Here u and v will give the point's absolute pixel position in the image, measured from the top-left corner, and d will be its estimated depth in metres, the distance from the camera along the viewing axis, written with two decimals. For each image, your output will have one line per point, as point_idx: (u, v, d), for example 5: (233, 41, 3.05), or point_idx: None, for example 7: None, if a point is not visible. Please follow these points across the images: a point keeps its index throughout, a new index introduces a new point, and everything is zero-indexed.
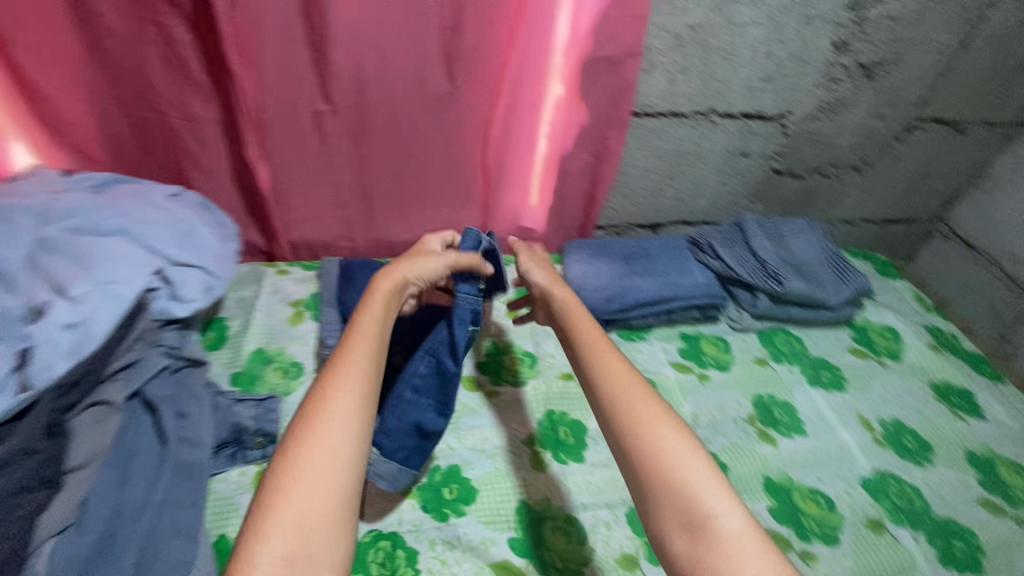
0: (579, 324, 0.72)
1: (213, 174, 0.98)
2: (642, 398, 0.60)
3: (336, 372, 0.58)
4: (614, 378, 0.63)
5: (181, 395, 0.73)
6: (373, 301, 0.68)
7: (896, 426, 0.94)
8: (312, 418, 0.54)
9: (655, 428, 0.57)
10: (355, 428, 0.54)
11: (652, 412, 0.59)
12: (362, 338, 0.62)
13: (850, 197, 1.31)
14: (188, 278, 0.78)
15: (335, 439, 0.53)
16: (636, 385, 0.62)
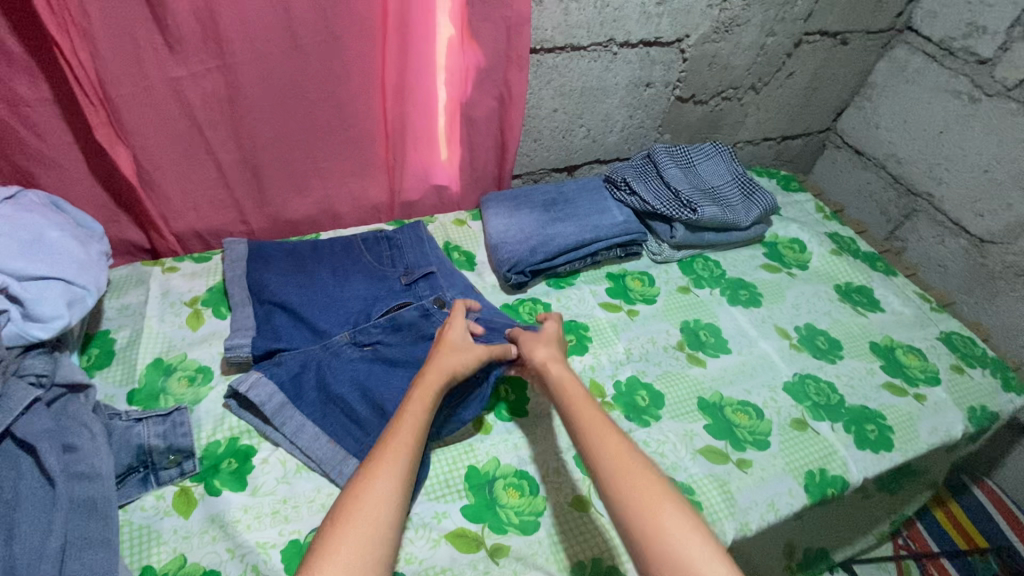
0: (573, 398, 0.67)
1: (60, 167, 0.84)
2: (642, 478, 0.58)
3: (372, 465, 0.57)
4: (612, 456, 0.60)
5: (65, 427, 0.64)
6: (415, 390, 0.66)
7: (810, 330, 1.01)
8: (342, 517, 0.53)
9: (660, 513, 0.55)
10: (386, 525, 0.54)
11: (654, 496, 0.56)
12: (402, 427, 0.61)
13: (750, 117, 1.35)
14: (43, 292, 0.66)
15: (363, 536, 0.52)
16: (638, 462, 0.60)
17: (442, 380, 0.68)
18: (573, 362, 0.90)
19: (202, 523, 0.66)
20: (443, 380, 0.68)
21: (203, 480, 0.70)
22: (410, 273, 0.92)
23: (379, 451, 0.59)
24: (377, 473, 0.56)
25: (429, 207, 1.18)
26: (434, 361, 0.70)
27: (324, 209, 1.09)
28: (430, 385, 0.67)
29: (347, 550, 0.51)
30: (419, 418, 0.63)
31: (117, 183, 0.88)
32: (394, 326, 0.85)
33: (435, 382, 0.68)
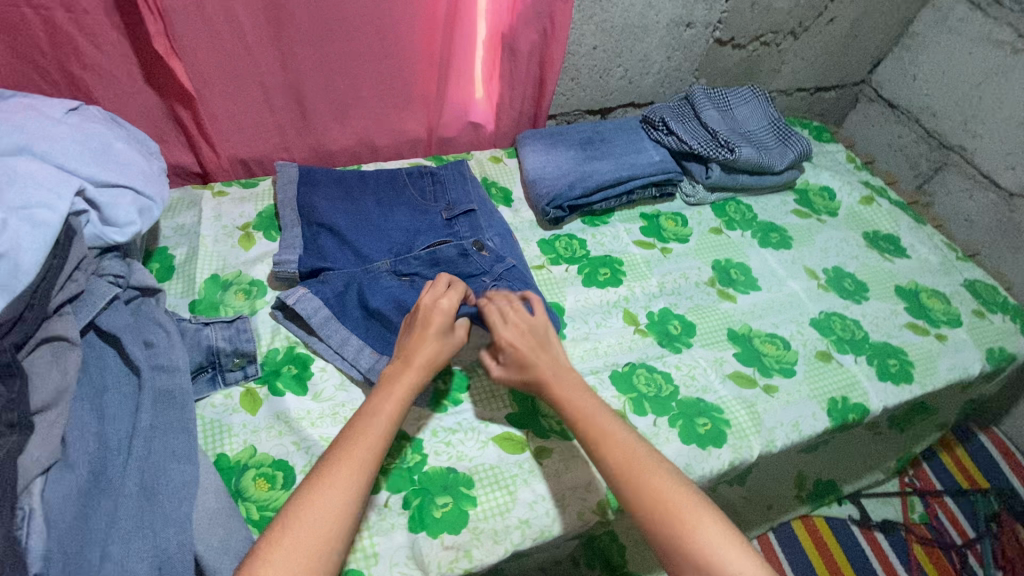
0: (570, 401, 0.70)
1: (114, 83, 0.86)
2: (652, 477, 0.62)
3: (330, 471, 0.57)
4: (618, 459, 0.64)
5: (142, 325, 0.68)
6: (386, 390, 0.65)
7: (837, 272, 1.04)
8: (292, 527, 0.53)
9: (674, 506, 0.60)
10: (335, 530, 0.54)
11: (664, 491, 0.61)
12: (368, 432, 0.60)
13: (787, 64, 1.34)
14: (117, 199, 0.69)
15: (309, 546, 0.52)
16: (645, 462, 0.63)
17: (420, 376, 0.67)
18: (608, 293, 0.93)
19: (269, 420, 0.71)
20: (421, 379, 0.66)
21: (266, 382, 0.75)
22: (451, 209, 0.95)
23: (339, 455, 0.58)
24: (332, 481, 0.56)
25: (464, 145, 1.20)
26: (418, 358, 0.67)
27: (362, 141, 1.10)
28: (404, 384, 0.65)
29: (290, 556, 0.51)
30: (386, 421, 0.62)
31: (169, 102, 0.90)
32: (434, 260, 0.87)
33: (414, 377, 0.66)
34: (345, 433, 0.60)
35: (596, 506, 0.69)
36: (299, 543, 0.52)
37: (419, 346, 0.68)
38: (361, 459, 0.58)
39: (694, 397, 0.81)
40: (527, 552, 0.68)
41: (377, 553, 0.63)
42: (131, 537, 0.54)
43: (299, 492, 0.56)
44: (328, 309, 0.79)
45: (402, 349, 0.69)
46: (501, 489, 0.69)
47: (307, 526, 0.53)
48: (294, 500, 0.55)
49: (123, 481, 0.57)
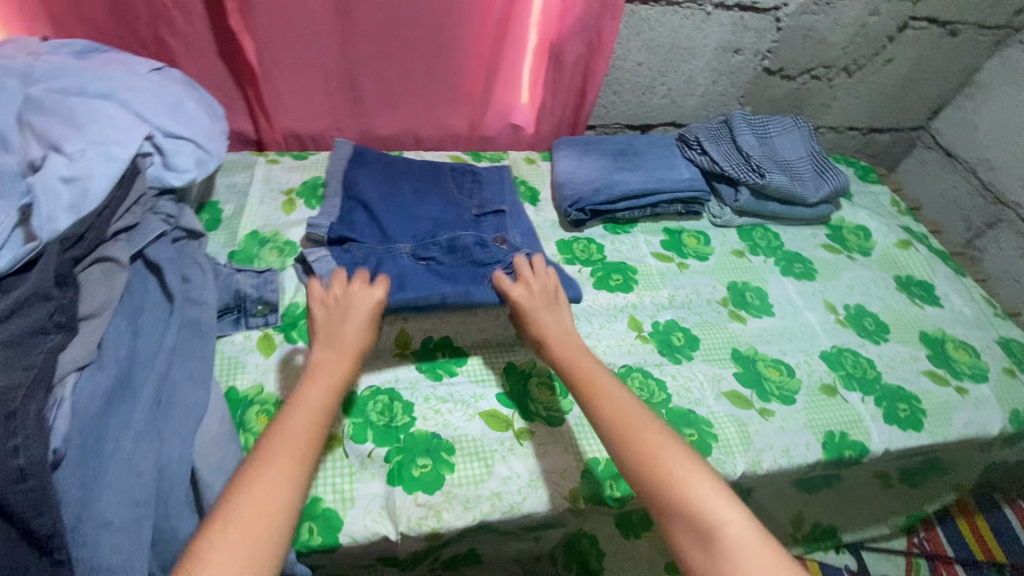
0: (568, 358, 0.72)
1: (196, 52, 0.96)
2: (645, 431, 0.62)
3: (269, 456, 0.55)
4: (612, 412, 0.64)
5: (183, 261, 0.76)
6: (315, 381, 0.64)
7: (859, 310, 1.01)
8: (236, 507, 0.51)
9: (664, 458, 0.59)
10: (282, 510, 0.52)
11: (656, 444, 0.60)
12: (301, 418, 0.60)
13: (838, 101, 1.32)
14: (180, 149, 0.78)
15: (257, 525, 0.50)
16: (638, 417, 0.63)
17: (351, 362, 0.68)
18: (617, 298, 0.95)
19: (280, 365, 0.78)
20: (352, 364, 0.68)
21: (283, 331, 0.81)
22: (482, 207, 0.98)
23: (275, 441, 0.57)
24: (273, 462, 0.55)
25: (504, 145, 1.25)
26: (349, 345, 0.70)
27: (409, 130, 1.18)
28: (332, 370, 0.66)
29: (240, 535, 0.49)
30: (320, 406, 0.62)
31: (240, 74, 1.00)
32: (451, 248, 0.89)
33: (344, 365, 0.68)
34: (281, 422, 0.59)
35: (568, 493, 0.72)
36: (246, 524, 0.50)
37: (346, 328, 0.71)
38: (299, 444, 0.57)
39: (686, 408, 0.82)
40: (495, 526, 0.70)
41: (354, 498, 0.68)
42: (141, 438, 0.61)
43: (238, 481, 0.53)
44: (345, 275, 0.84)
45: (331, 333, 0.70)
46: (479, 461, 0.72)
47: (252, 506, 0.51)
48: (232, 489, 0.53)
49: (142, 390, 0.64)
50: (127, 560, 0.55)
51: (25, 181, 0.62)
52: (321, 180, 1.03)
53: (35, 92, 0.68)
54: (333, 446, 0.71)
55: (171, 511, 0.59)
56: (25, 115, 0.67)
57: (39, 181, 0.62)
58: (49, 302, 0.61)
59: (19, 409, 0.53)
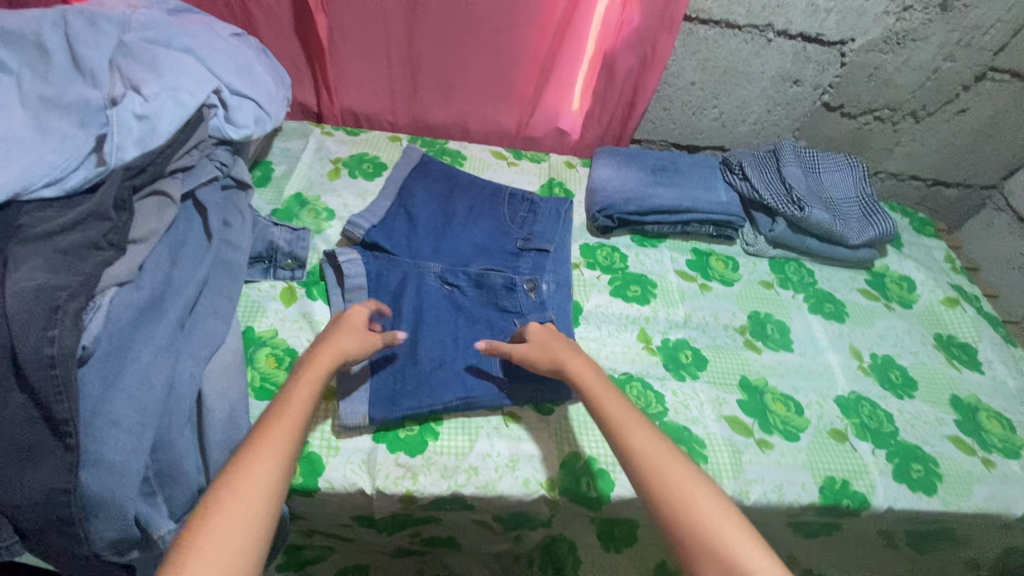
0: (590, 390, 0.67)
1: (275, 24, 1.06)
2: (677, 472, 0.56)
3: (255, 447, 0.52)
4: (641, 446, 0.58)
5: (228, 207, 0.83)
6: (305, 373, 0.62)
7: (886, 360, 0.96)
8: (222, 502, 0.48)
9: (694, 502, 0.53)
10: (267, 510, 0.49)
11: (690, 488, 0.54)
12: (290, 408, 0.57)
13: (901, 146, 1.27)
14: (242, 107, 0.85)
15: (241, 528, 0.47)
16: (670, 456, 0.58)
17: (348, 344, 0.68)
18: (632, 308, 0.95)
19: (296, 315, 0.83)
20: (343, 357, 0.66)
21: (306, 286, 0.87)
22: (527, 241, 0.98)
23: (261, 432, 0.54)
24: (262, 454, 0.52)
25: (548, 148, 1.28)
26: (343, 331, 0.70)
27: (458, 121, 1.23)
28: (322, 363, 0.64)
29: (227, 538, 0.46)
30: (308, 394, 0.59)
31: (311, 49, 1.09)
32: (479, 284, 0.88)
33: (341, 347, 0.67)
34: (267, 414, 0.56)
35: (544, 481, 0.72)
36: (236, 522, 0.47)
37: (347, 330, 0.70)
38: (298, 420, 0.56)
39: (681, 425, 0.81)
40: (468, 501, 0.72)
41: (339, 447, 0.71)
42: (160, 353, 0.66)
43: (221, 476, 0.50)
44: (367, 280, 0.84)
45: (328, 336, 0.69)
46: (465, 434, 0.75)
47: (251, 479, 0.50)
48: (219, 481, 0.50)
49: (168, 312, 0.70)
50: (128, 460, 0.60)
51: (105, 113, 0.71)
52: (368, 155, 1.09)
53: (127, 39, 0.78)
54: (328, 398, 0.75)
55: (174, 425, 0.65)
56: (116, 57, 0.76)
57: (115, 115, 0.70)
58: (106, 222, 0.68)
59: (62, 306, 0.59)
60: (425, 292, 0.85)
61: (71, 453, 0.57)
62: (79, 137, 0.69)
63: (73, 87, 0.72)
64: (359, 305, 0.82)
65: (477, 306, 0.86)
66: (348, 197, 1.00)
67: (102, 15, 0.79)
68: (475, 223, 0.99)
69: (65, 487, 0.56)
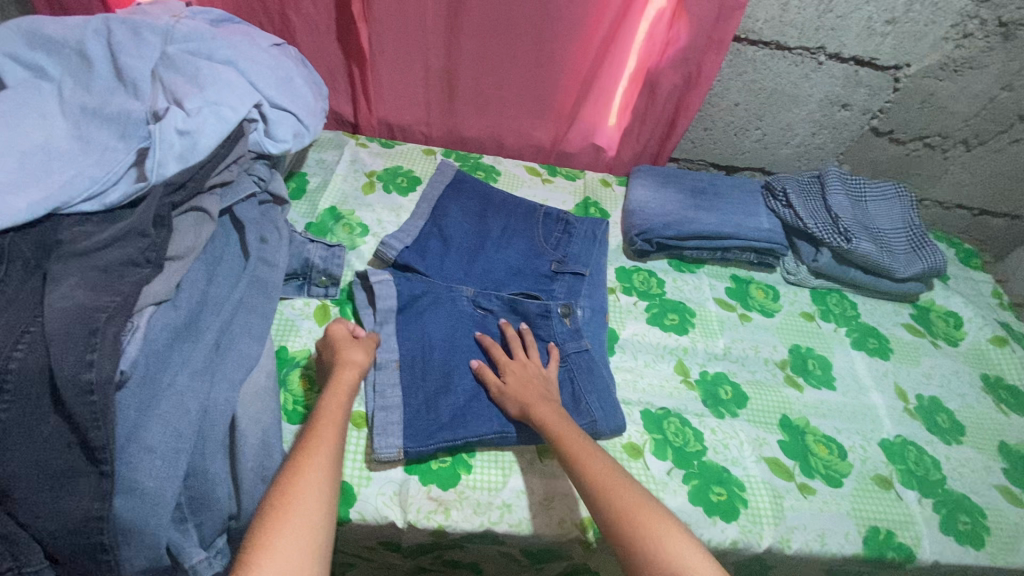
0: (551, 426, 0.69)
1: (315, 32, 1.05)
2: (622, 494, 0.61)
3: (302, 462, 0.59)
4: (589, 472, 0.64)
5: (264, 223, 0.82)
6: (332, 393, 0.68)
7: (933, 403, 0.92)
8: (280, 509, 0.54)
9: (641, 519, 0.58)
10: (321, 514, 0.55)
11: (638, 507, 0.59)
12: (324, 426, 0.63)
13: (950, 174, 1.22)
14: (282, 120, 0.83)
15: (302, 528, 0.53)
16: (616, 480, 0.63)
17: (355, 374, 0.72)
18: (669, 338, 0.92)
19: None
20: (357, 374, 0.72)
21: (339, 305, 0.85)
22: (563, 263, 0.96)
23: (305, 449, 0.60)
24: (309, 466, 0.58)
25: (583, 164, 1.26)
26: (348, 361, 0.73)
27: (492, 134, 1.21)
28: (344, 382, 0.70)
29: (291, 538, 0.52)
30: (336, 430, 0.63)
31: (349, 58, 1.08)
32: (514, 309, 0.87)
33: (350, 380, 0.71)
34: (302, 444, 0.61)
35: (579, 520, 0.70)
36: (291, 549, 0.51)
37: (346, 348, 0.75)
38: (329, 452, 0.61)
39: (721, 465, 0.78)
40: (500, 538, 0.70)
41: (370, 477, 0.70)
42: (196, 376, 0.65)
43: (269, 509, 0.54)
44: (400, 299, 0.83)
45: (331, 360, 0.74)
46: (497, 468, 0.73)
47: (298, 509, 0.54)
48: (268, 514, 0.53)
49: (203, 333, 0.69)
50: (162, 487, 0.59)
51: (148, 128, 0.70)
52: (402, 169, 1.07)
53: (171, 52, 0.77)
54: (360, 424, 0.74)
55: (207, 450, 0.64)
56: (159, 70, 0.75)
57: (157, 131, 0.69)
58: (143, 240, 0.67)
59: (100, 329, 0.58)
60: (458, 319, 0.84)
61: (106, 480, 0.56)
62: (121, 151, 0.68)
63: (115, 100, 0.71)
64: (392, 329, 0.81)
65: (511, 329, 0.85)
66: (383, 213, 0.99)
67: (145, 25, 0.78)
68: (510, 244, 0.97)
69: (98, 514, 0.56)
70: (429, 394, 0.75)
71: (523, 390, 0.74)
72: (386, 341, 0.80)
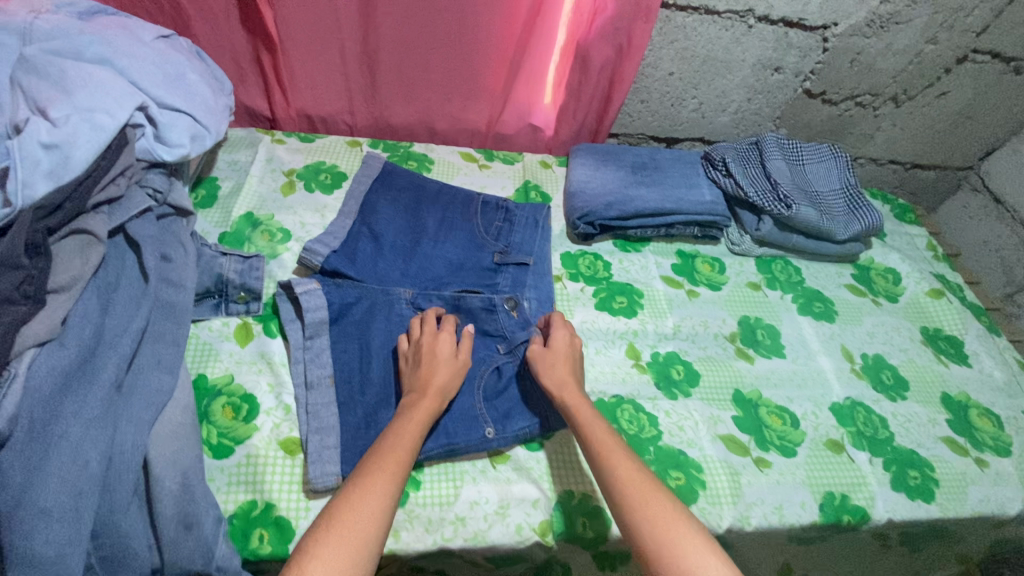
0: (583, 418, 0.68)
1: (210, 20, 0.95)
2: (654, 504, 0.60)
3: (366, 479, 0.59)
4: (607, 454, 0.64)
5: (166, 239, 0.73)
6: (409, 413, 0.66)
7: (877, 361, 0.94)
8: (333, 525, 0.54)
9: (641, 489, 0.61)
10: (370, 533, 0.55)
11: (639, 483, 0.61)
12: (397, 446, 0.62)
13: (881, 131, 1.24)
14: (175, 122, 0.74)
15: (349, 543, 0.54)
16: (646, 479, 0.62)
17: (436, 400, 0.68)
18: (618, 322, 0.89)
19: (253, 356, 0.75)
20: (439, 405, 0.68)
21: (262, 321, 0.78)
22: (505, 254, 0.91)
23: (372, 465, 0.60)
24: (371, 487, 0.57)
25: (521, 146, 1.20)
26: (438, 383, 0.69)
27: (423, 120, 1.14)
28: (424, 409, 0.67)
29: (335, 550, 0.53)
30: (406, 450, 0.62)
31: (255, 45, 0.99)
32: (457, 307, 0.83)
33: (432, 404, 0.68)
34: (373, 455, 0.61)
35: (537, 526, 0.68)
36: (335, 562, 0.52)
37: (435, 373, 0.70)
38: (391, 469, 0.60)
39: (677, 448, 0.77)
40: (457, 553, 0.66)
41: (310, 508, 0.65)
42: (93, 425, 0.58)
43: (326, 515, 0.56)
44: (328, 311, 0.77)
45: (416, 376, 0.70)
46: (448, 481, 0.69)
47: (348, 520, 0.55)
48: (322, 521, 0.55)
49: (100, 375, 0.61)
50: (62, 556, 0.52)
51: (6, 143, 0.60)
52: (325, 165, 0.99)
53: (29, 52, 0.66)
54: (293, 451, 0.68)
55: (116, 505, 0.57)
56: (16, 74, 0.64)
57: (18, 145, 0.60)
58: (17, 271, 0.57)
59: None
60: (396, 325, 0.79)
61: None
62: None
63: None
64: (322, 343, 0.75)
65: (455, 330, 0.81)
66: (306, 215, 0.91)
67: None
68: (447, 239, 0.92)
69: None
70: (368, 410, 0.71)
71: (552, 362, 0.74)
72: (317, 357, 0.74)
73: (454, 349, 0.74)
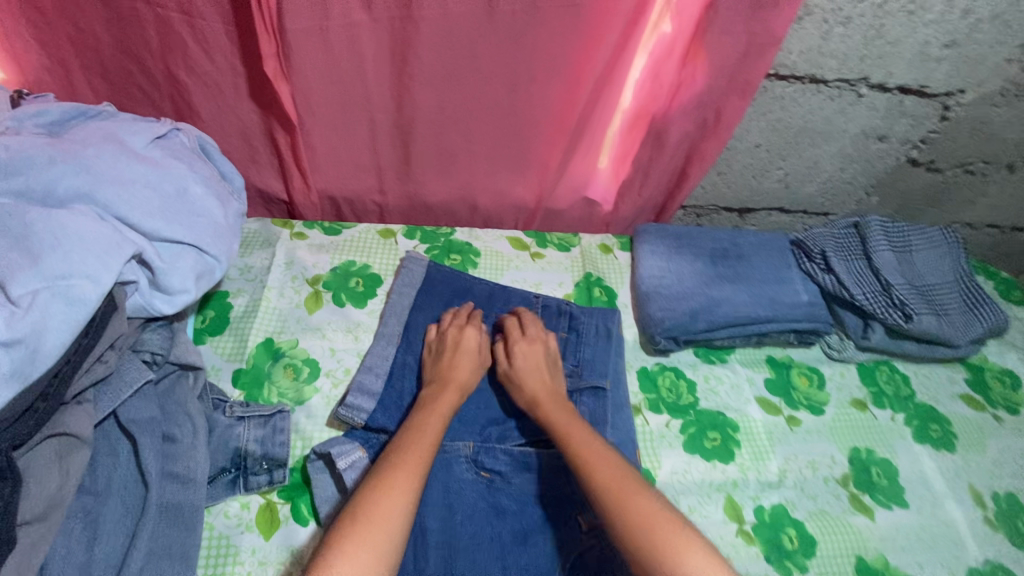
0: (561, 423, 0.66)
1: (217, 98, 0.79)
2: (638, 498, 0.58)
3: (387, 475, 0.56)
4: (578, 444, 0.64)
5: (170, 414, 0.59)
6: (431, 405, 0.66)
7: (1012, 504, 0.80)
8: (358, 521, 0.52)
9: (611, 473, 0.61)
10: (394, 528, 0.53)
11: (612, 471, 0.61)
12: (418, 444, 0.60)
13: (985, 198, 1.05)
14: (176, 262, 0.58)
15: (376, 538, 0.52)
16: (617, 466, 0.62)
17: (455, 395, 0.68)
18: (714, 470, 0.75)
19: (281, 553, 0.60)
20: (460, 398, 0.68)
21: (290, 498, 0.64)
22: (575, 381, 0.76)
23: (392, 461, 0.58)
24: (393, 484, 0.55)
25: (572, 221, 1.02)
26: (455, 378, 0.69)
27: (463, 197, 0.97)
28: (445, 402, 0.67)
29: (360, 545, 0.51)
30: (426, 447, 0.60)
31: (270, 123, 0.82)
32: (526, 465, 0.68)
33: (451, 397, 0.68)
34: (391, 448, 0.60)
35: None
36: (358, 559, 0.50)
37: (457, 366, 0.71)
38: (412, 466, 0.58)
39: None
40: None
41: None
42: None
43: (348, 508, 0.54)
44: None
45: (437, 369, 0.71)
46: None
47: (369, 512, 0.53)
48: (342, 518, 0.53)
49: None
50: None
51: None
52: (356, 266, 0.84)
53: None
54: None
55: None
56: None
57: None
58: None
59: None
60: (456, 499, 0.64)
61: None
62: None
63: None
64: None
65: (522, 498, 0.67)
66: (336, 340, 0.76)
67: None
68: None
69: None
70: None
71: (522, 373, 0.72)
72: None
73: (476, 335, 0.75)
